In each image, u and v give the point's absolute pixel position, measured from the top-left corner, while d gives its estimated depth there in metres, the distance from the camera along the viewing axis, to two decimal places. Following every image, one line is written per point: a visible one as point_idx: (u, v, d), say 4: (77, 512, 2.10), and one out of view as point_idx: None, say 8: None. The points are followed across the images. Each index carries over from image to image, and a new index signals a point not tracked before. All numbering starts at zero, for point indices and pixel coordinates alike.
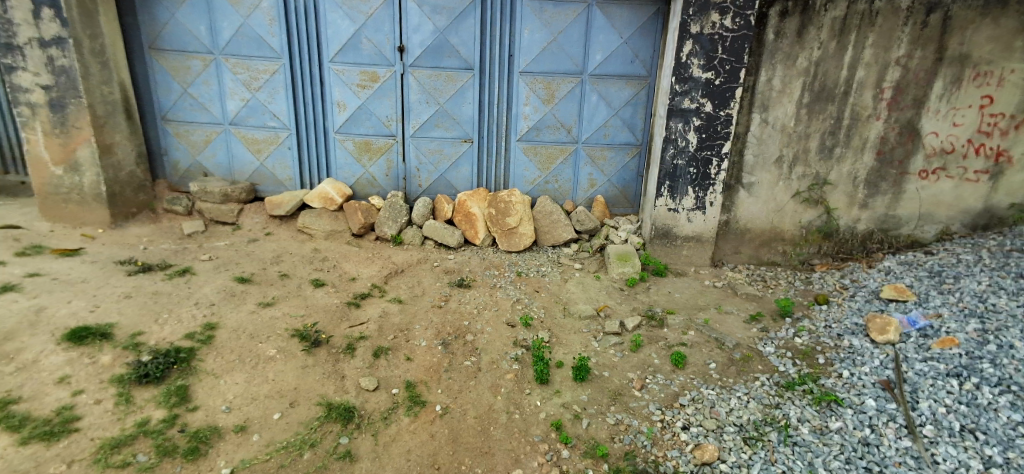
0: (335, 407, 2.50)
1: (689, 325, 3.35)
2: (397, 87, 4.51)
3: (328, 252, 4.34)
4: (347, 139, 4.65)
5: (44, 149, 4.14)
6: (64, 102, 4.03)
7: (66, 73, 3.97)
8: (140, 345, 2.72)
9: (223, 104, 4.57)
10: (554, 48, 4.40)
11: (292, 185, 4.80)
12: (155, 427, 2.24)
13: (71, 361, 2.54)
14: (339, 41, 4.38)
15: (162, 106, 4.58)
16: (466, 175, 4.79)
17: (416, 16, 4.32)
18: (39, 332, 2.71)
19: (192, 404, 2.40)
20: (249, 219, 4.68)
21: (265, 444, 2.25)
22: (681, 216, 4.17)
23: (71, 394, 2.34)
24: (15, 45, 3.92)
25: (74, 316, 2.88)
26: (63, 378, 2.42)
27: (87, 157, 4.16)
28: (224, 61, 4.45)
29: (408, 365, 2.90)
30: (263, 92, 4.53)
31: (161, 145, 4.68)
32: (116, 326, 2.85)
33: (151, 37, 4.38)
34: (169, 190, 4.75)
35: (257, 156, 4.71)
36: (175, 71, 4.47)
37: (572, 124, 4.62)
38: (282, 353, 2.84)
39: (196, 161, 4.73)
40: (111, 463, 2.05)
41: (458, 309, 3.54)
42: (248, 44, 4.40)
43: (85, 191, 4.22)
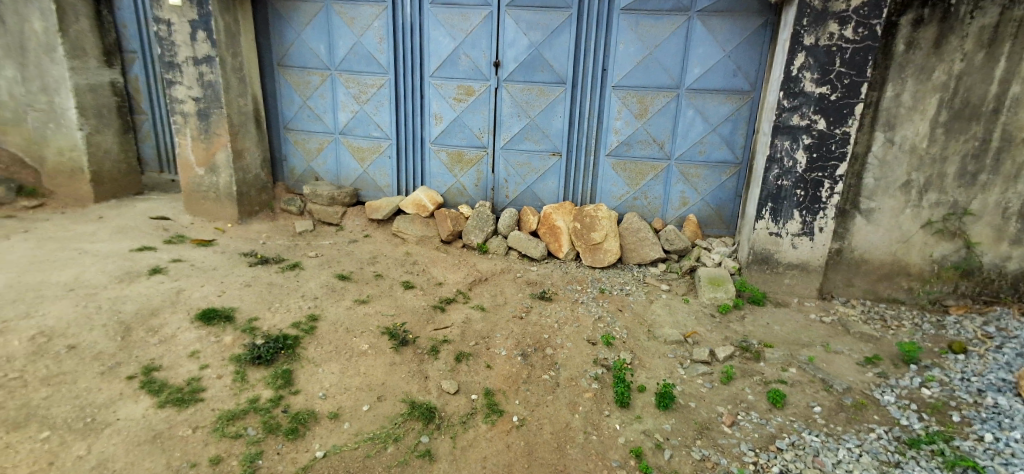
0: (417, 406, 2.60)
1: (790, 361, 3.08)
2: (490, 100, 4.66)
3: (419, 256, 4.56)
4: (441, 149, 4.89)
5: (191, 152, 4.79)
6: (209, 112, 4.62)
7: (212, 87, 4.55)
8: (255, 329, 3.03)
9: (335, 115, 5.00)
10: (650, 62, 4.31)
11: (390, 191, 5.12)
12: (263, 405, 2.47)
13: (200, 339, 2.88)
14: (439, 57, 4.63)
15: (285, 117, 5.12)
16: (553, 188, 4.81)
17: (512, 32, 4.45)
18: (178, 310, 3.12)
19: (295, 388, 2.62)
20: (351, 221, 5.06)
21: (354, 434, 2.39)
22: (783, 241, 3.86)
23: (199, 368, 2.66)
24: (175, 63, 4.59)
25: (205, 299, 3.28)
26: (194, 353, 2.76)
27: (223, 160, 4.71)
28: (337, 76, 4.87)
29: (487, 373, 2.95)
30: (369, 105, 4.89)
31: (282, 152, 5.23)
32: (238, 310, 3.21)
33: (280, 56, 4.93)
34: (286, 192, 5.29)
35: (361, 164, 5.09)
36: (297, 85, 4.98)
37: (665, 139, 4.48)
38: (373, 349, 3.03)
39: (310, 166, 5.21)
40: (227, 433, 2.27)
41: (539, 322, 3.54)
42: (359, 60, 4.79)
43: (220, 190, 4.80)
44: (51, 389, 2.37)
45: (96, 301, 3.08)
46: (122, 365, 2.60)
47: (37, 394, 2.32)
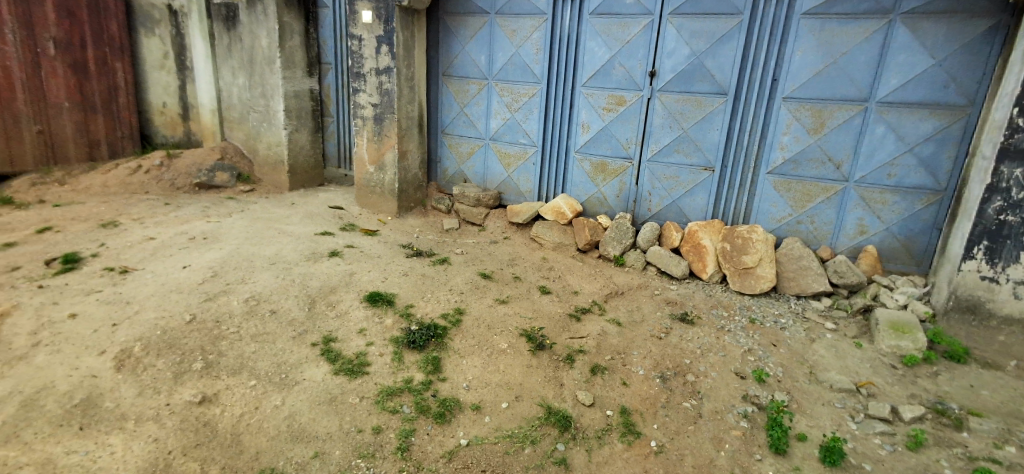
0: (553, 412, 2.63)
1: (1007, 437, 2.51)
2: (641, 111, 4.54)
3: (555, 263, 4.62)
4: (585, 159, 4.90)
5: (366, 152, 5.41)
6: (383, 117, 5.18)
7: (388, 95, 5.08)
8: (411, 315, 3.33)
9: (487, 122, 5.29)
10: (832, 71, 3.84)
11: (531, 196, 5.26)
12: (416, 387, 2.69)
13: (367, 318, 3.25)
14: (593, 67, 4.66)
15: (443, 123, 5.55)
16: (700, 204, 4.52)
17: (673, 41, 4.29)
18: (350, 290, 3.55)
19: (443, 375, 2.82)
20: (492, 223, 5.31)
21: (494, 428, 2.49)
22: (1001, 289, 3.19)
23: (365, 344, 3.00)
24: (361, 73, 5.22)
25: (371, 283, 3.70)
26: (362, 330, 3.13)
27: (390, 160, 5.26)
28: (494, 86, 5.15)
29: (623, 390, 2.88)
30: (520, 113, 5.09)
31: (438, 154, 5.68)
32: (397, 296, 3.56)
33: (445, 67, 5.37)
34: (438, 191, 5.75)
35: (507, 169, 5.32)
36: (457, 94, 5.38)
37: (843, 158, 3.95)
38: (512, 349, 3.13)
39: (460, 169, 5.59)
40: (386, 406, 2.52)
41: (679, 345, 3.36)
42: (516, 71, 5.00)
43: (385, 186, 5.36)
44: (258, 344, 2.86)
45: (290, 275, 3.64)
46: (307, 332, 3.04)
47: (248, 348, 2.82)
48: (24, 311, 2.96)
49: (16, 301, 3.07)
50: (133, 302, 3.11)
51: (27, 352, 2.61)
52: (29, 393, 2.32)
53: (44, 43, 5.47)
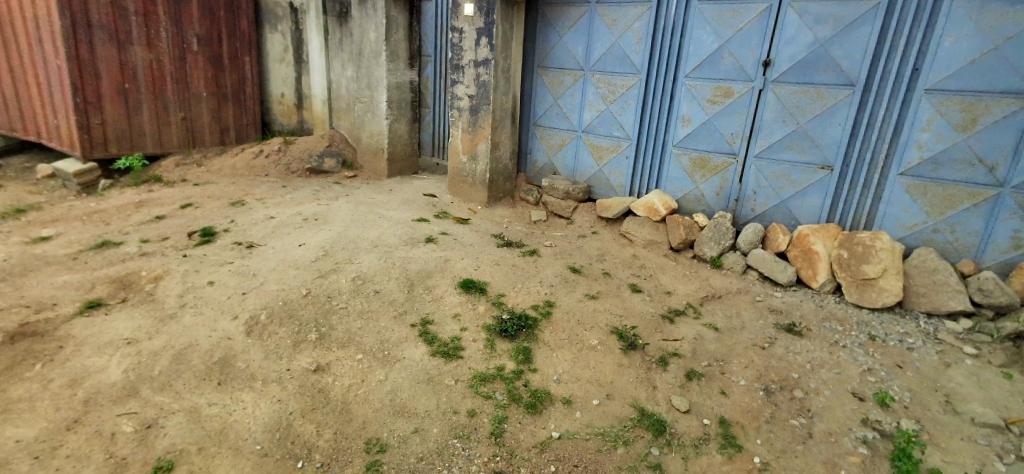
0: (646, 415, 2.55)
1: None
2: (751, 103, 4.23)
3: (647, 261, 4.45)
4: (684, 153, 4.66)
5: (460, 142, 5.52)
6: (479, 108, 5.26)
7: (485, 86, 5.16)
8: (502, 304, 3.38)
9: (581, 114, 5.20)
10: (992, 59, 3.33)
11: (622, 191, 5.10)
12: (508, 375, 2.73)
13: (461, 304, 3.35)
14: (699, 57, 4.41)
15: (536, 114, 5.54)
16: (814, 206, 4.13)
17: (793, 28, 3.94)
18: (445, 276, 3.68)
19: (534, 366, 2.84)
20: (581, 216, 5.23)
21: (585, 424, 2.46)
22: None
23: (460, 329, 3.09)
24: (461, 65, 5.32)
25: (465, 270, 3.80)
26: (457, 315, 3.24)
27: (483, 150, 5.33)
28: (590, 77, 5.04)
29: (722, 400, 2.72)
30: (616, 105, 4.94)
31: (529, 146, 5.69)
32: (489, 284, 3.63)
33: (541, 58, 5.35)
34: (526, 182, 5.75)
35: (598, 162, 5.20)
36: (551, 85, 5.34)
37: (999, 160, 3.42)
38: (603, 346, 3.08)
39: (550, 161, 5.56)
40: (480, 391, 2.59)
41: (786, 357, 3.11)
42: (614, 61, 4.86)
43: (477, 176, 5.44)
44: (363, 321, 3.06)
45: (392, 258, 3.85)
46: (407, 313, 3.20)
47: (355, 323, 3.02)
48: (174, 277, 3.41)
49: (168, 268, 3.54)
50: (259, 274, 3.45)
51: (177, 311, 3.01)
52: (179, 348, 2.68)
53: (190, 39, 6.19)
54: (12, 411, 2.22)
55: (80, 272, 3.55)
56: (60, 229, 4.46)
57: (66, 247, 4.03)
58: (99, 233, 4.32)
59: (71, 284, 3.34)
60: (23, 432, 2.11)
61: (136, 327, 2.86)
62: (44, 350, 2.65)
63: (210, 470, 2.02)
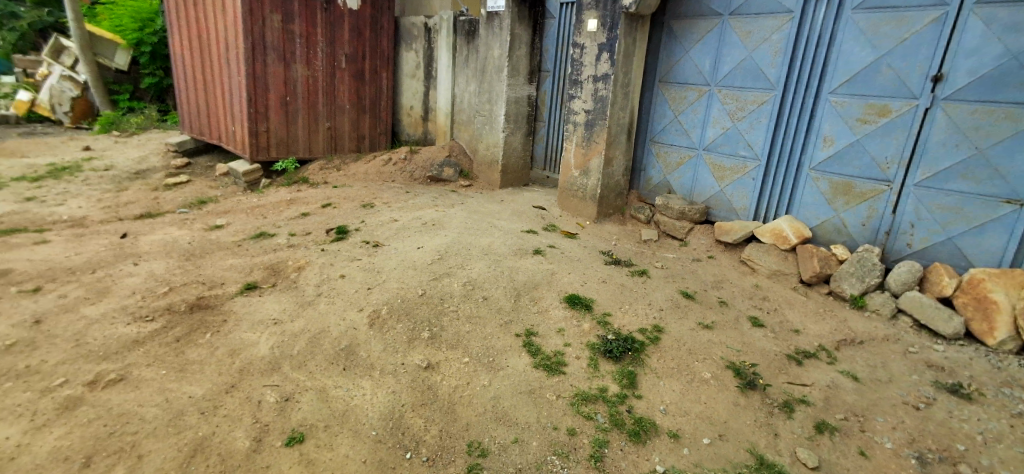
0: (765, 464, 2.31)
1: None
2: (913, 124, 3.69)
3: (771, 293, 4.04)
4: (823, 178, 4.20)
5: (573, 157, 5.40)
6: (595, 123, 5.13)
7: (602, 101, 5.02)
8: (608, 324, 3.29)
9: (704, 131, 4.92)
10: None
11: (745, 214, 4.73)
12: (611, 398, 2.65)
13: (566, 319, 3.32)
14: (849, 71, 3.95)
15: (653, 130, 5.34)
16: (992, 246, 3.49)
17: (975, 37, 3.38)
18: (551, 290, 3.67)
19: (638, 392, 2.72)
20: (696, 239, 4.90)
21: (694, 463, 2.30)
22: None
23: (563, 344, 3.07)
24: (580, 80, 5.24)
25: (571, 285, 3.77)
26: (561, 329, 3.21)
27: (596, 166, 5.17)
28: (717, 92, 4.76)
29: (860, 461, 2.38)
30: (745, 122, 4.60)
31: (643, 162, 5.49)
32: (596, 302, 3.55)
33: (663, 73, 5.16)
34: (638, 199, 5.54)
35: (720, 183, 4.88)
36: (673, 100, 5.12)
37: None
38: (716, 381, 2.85)
39: (666, 179, 5.32)
40: (581, 411, 2.53)
41: (947, 423, 2.63)
42: (746, 76, 4.54)
43: (587, 191, 5.29)
44: (472, 325, 3.16)
45: (501, 266, 3.94)
46: (512, 322, 3.25)
47: (464, 327, 3.14)
48: (313, 268, 3.82)
49: (309, 259, 3.99)
50: (382, 272, 3.74)
51: (314, 299, 3.37)
52: (314, 332, 2.99)
53: (340, 58, 6.99)
54: (188, 370, 2.65)
55: (242, 257, 4.13)
56: (230, 219, 5.24)
57: (233, 235, 4.72)
58: (258, 225, 5.01)
59: (235, 267, 3.90)
60: (194, 389, 2.50)
61: (282, 310, 3.25)
62: (213, 321, 3.12)
63: (333, 448, 2.22)
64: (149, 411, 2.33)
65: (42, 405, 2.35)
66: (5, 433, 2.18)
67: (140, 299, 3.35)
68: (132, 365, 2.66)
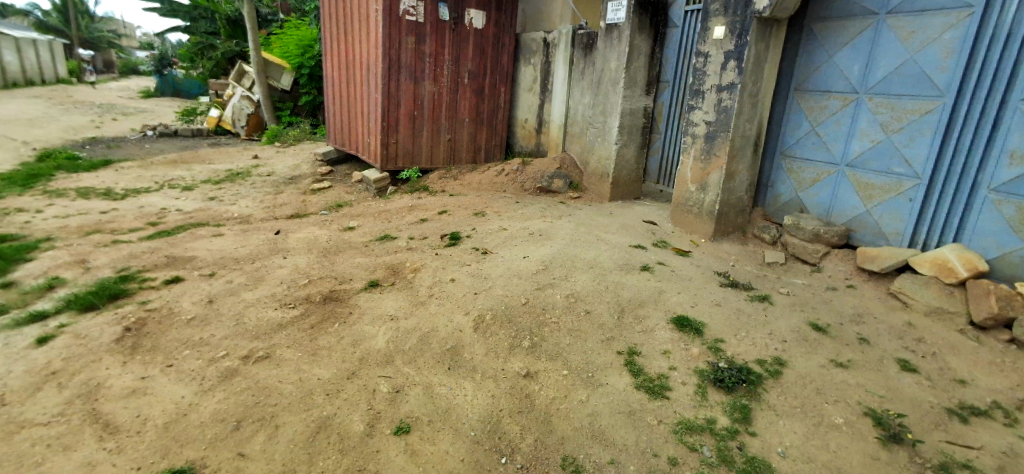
0: None
1: None
2: None
3: (928, 333, 3.42)
4: (1008, 201, 3.49)
5: (690, 171, 5.04)
6: (716, 135, 4.71)
7: (726, 112, 4.60)
8: (720, 350, 3.05)
9: (848, 144, 4.38)
10: None
11: (898, 240, 4.12)
12: (720, 431, 2.45)
13: (673, 341, 3.15)
14: None
15: (785, 143, 4.86)
16: None
17: None
18: (658, 309, 3.51)
19: (753, 428, 2.48)
20: (832, 264, 4.33)
21: None
22: None
23: (668, 367, 2.91)
24: (701, 90, 4.87)
25: (681, 306, 3.57)
26: (666, 351, 3.06)
27: (715, 180, 4.77)
28: (867, 101, 4.22)
29: None
30: (902, 134, 4.01)
31: (771, 178, 5.02)
32: (707, 326, 3.32)
33: (801, 80, 4.67)
34: (763, 218, 5.06)
35: (866, 202, 4.30)
36: (811, 110, 4.62)
37: None
38: (850, 427, 2.50)
39: (798, 196, 4.81)
40: (685, 441, 2.39)
41: None
42: (906, 82, 3.96)
43: (704, 206, 4.92)
44: (572, 338, 3.15)
45: (606, 281, 3.87)
46: (614, 339, 3.16)
47: (564, 339, 3.13)
48: (427, 271, 4.09)
49: (424, 262, 4.27)
50: (489, 278, 3.88)
51: (426, 299, 3.61)
52: (424, 331, 3.20)
53: (464, 74, 7.43)
54: (319, 355, 2.99)
55: (368, 257, 4.56)
56: (361, 222, 5.81)
57: (363, 236, 5.23)
58: (384, 228, 5.49)
59: (362, 265, 4.32)
60: (322, 372, 2.81)
61: (398, 307, 3.53)
62: (340, 313, 3.48)
63: (435, 443, 2.35)
64: (286, 388, 2.67)
65: (209, 372, 2.81)
66: (183, 393, 2.64)
67: (286, 288, 3.86)
68: (275, 346, 3.07)
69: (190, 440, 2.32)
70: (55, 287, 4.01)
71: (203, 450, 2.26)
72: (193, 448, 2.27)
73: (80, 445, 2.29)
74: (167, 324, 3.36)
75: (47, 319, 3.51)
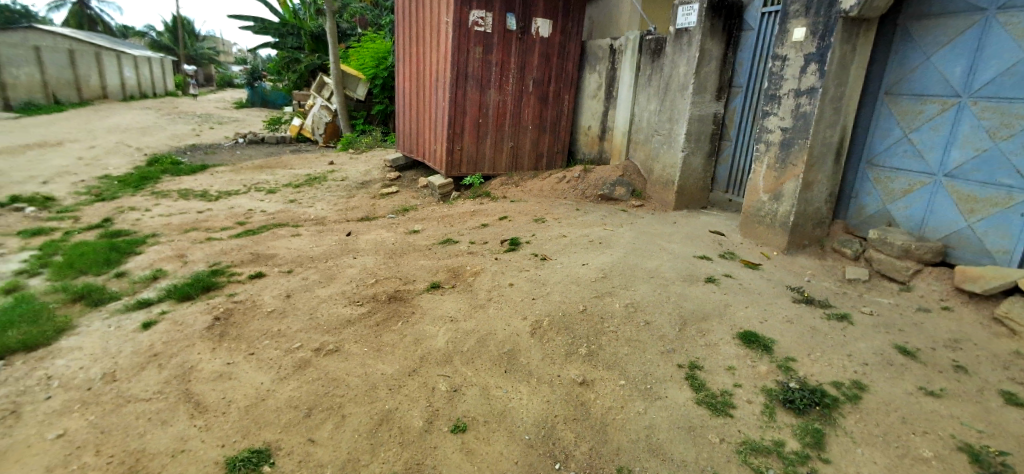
0: None
1: None
2: None
3: None
4: None
5: (762, 179, 4.79)
6: (793, 142, 4.45)
7: (805, 118, 4.32)
8: (791, 370, 2.87)
9: (946, 153, 3.99)
10: None
11: (1005, 259, 3.70)
12: (788, 455, 2.30)
13: (739, 357, 3.01)
14: None
15: (872, 151, 4.45)
16: None
17: None
18: (723, 323, 3.36)
19: (826, 454, 2.30)
20: (924, 283, 3.93)
21: None
22: None
23: (733, 384, 2.78)
24: (778, 95, 4.62)
25: (748, 321, 3.39)
26: (731, 368, 2.92)
27: (791, 190, 4.49)
28: (970, 105, 3.83)
29: None
30: (1013, 142, 3.61)
31: (854, 188, 4.61)
32: (777, 343, 3.14)
33: (891, 83, 4.28)
34: (844, 231, 4.67)
35: (967, 217, 3.89)
36: (903, 115, 4.22)
37: None
38: (941, 462, 2.24)
39: (886, 208, 4.39)
40: (749, 461, 2.26)
41: None
42: (1019, 84, 3.56)
43: (777, 217, 4.65)
44: (630, 348, 3.08)
45: (668, 291, 3.76)
46: (675, 352, 3.07)
47: (622, 349, 3.08)
48: (486, 274, 4.16)
49: (484, 266, 4.36)
50: (547, 284, 3.89)
51: (484, 303, 3.67)
52: (482, 333, 3.26)
53: (528, 82, 7.51)
54: (383, 351, 3.13)
55: (431, 259, 4.72)
56: (425, 226, 6.02)
57: (426, 239, 5.42)
58: (446, 232, 5.65)
59: (424, 267, 4.47)
60: (386, 368, 2.93)
61: (458, 309, 3.62)
62: (404, 312, 3.62)
63: (490, 444, 2.38)
64: (353, 380, 2.82)
65: (285, 362, 3.03)
66: (263, 379, 2.87)
67: (354, 287, 4.07)
68: (344, 340, 3.25)
69: (267, 423, 2.50)
70: (158, 278, 4.48)
71: (278, 433, 2.43)
72: (269, 431, 2.45)
73: (175, 420, 2.54)
74: (250, 315, 3.65)
75: (152, 306, 3.92)
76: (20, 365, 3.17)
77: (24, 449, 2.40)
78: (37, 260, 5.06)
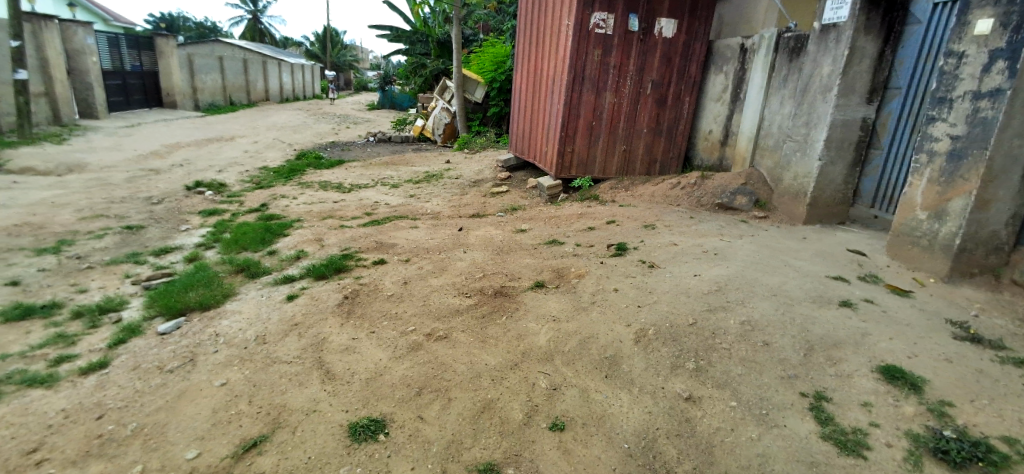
0: None
1: None
2: None
3: None
4: None
5: (921, 195, 4.14)
6: (965, 153, 3.80)
7: (984, 125, 3.68)
8: (946, 416, 2.46)
9: None
10: None
11: None
12: None
13: (878, 393, 2.65)
14: None
15: None
16: None
17: None
18: (860, 353, 2.99)
19: None
20: None
21: None
22: None
23: (868, 423, 2.46)
24: (949, 98, 3.98)
25: (892, 355, 2.97)
26: (867, 404, 2.58)
27: (958, 208, 3.84)
28: None
29: None
30: None
31: None
32: (929, 383, 2.71)
33: None
34: None
35: None
36: None
37: None
38: None
39: None
40: None
41: None
42: None
43: (937, 239, 4.01)
44: (745, 369, 2.87)
45: (792, 312, 3.43)
46: (797, 378, 2.79)
47: (735, 368, 2.87)
48: (591, 278, 4.14)
49: (589, 269, 4.33)
50: (654, 292, 3.76)
51: (588, 305, 3.65)
52: (584, 335, 3.25)
53: (646, 84, 7.30)
54: (488, 342, 3.25)
55: (537, 258, 4.80)
56: (532, 225, 6.12)
57: (533, 239, 5.51)
58: (553, 233, 5.70)
59: (530, 266, 4.55)
60: (490, 359, 3.05)
61: (561, 309, 3.64)
62: (508, 307, 3.73)
63: (587, 446, 2.37)
64: (459, 367, 2.97)
65: (401, 342, 3.28)
66: (382, 356, 3.13)
67: (464, 279, 4.28)
68: (452, 329, 3.43)
69: (384, 396, 2.73)
70: (301, 258, 5.10)
71: (393, 406, 2.65)
72: (385, 403, 2.67)
73: (310, 383, 2.88)
74: (373, 297, 4.01)
75: (295, 281, 4.48)
76: (197, 322, 3.82)
77: (197, 391, 2.88)
78: (212, 235, 6.03)
